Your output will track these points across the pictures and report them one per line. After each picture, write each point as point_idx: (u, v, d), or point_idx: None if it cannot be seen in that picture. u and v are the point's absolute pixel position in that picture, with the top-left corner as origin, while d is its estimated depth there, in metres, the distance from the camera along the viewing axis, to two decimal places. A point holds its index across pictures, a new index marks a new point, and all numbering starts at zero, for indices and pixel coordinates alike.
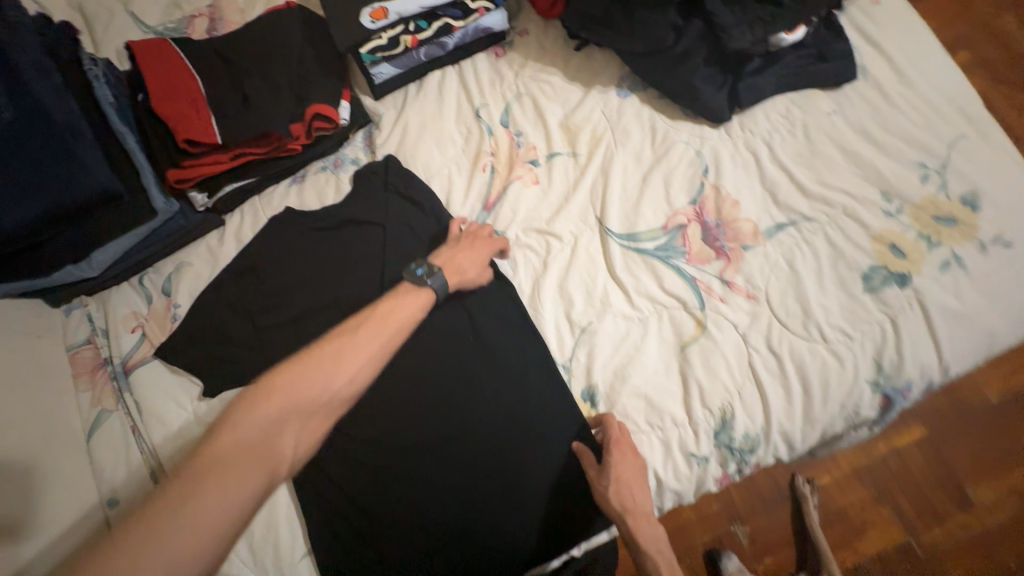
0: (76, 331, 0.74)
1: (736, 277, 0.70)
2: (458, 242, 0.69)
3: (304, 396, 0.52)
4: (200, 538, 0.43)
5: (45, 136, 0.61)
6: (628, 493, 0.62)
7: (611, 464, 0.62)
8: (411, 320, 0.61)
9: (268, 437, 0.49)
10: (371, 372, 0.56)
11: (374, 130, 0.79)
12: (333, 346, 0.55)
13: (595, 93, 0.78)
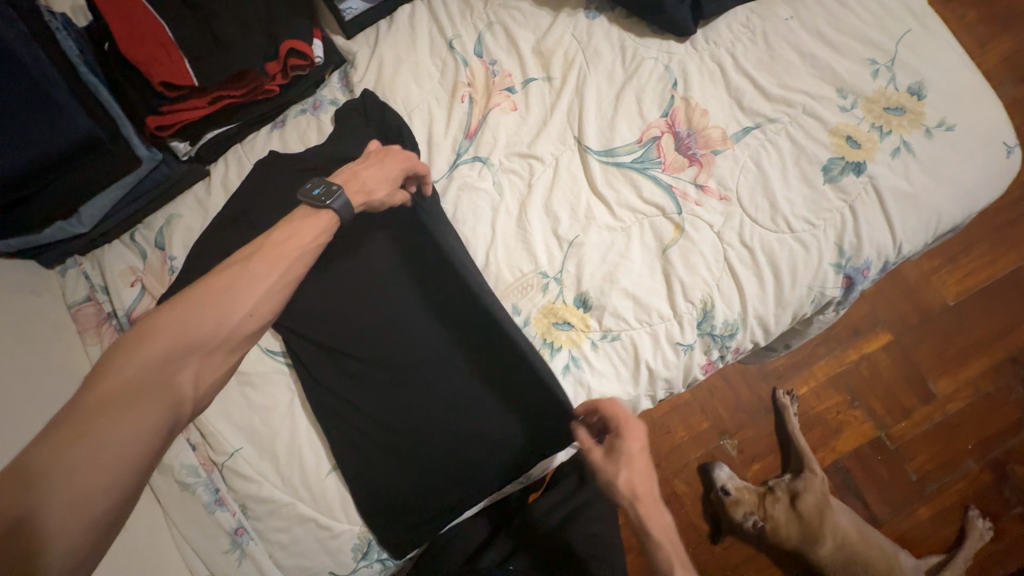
0: (75, 289, 0.75)
1: (709, 181, 0.75)
2: (365, 159, 0.65)
3: (201, 327, 0.46)
4: (86, 493, 0.36)
5: (16, 81, 0.60)
6: (637, 474, 0.57)
7: (624, 449, 0.58)
8: (316, 242, 0.56)
9: (158, 373, 0.43)
10: (277, 299, 0.52)
11: (349, 70, 0.80)
12: (224, 277, 0.50)
13: (565, 17, 0.80)
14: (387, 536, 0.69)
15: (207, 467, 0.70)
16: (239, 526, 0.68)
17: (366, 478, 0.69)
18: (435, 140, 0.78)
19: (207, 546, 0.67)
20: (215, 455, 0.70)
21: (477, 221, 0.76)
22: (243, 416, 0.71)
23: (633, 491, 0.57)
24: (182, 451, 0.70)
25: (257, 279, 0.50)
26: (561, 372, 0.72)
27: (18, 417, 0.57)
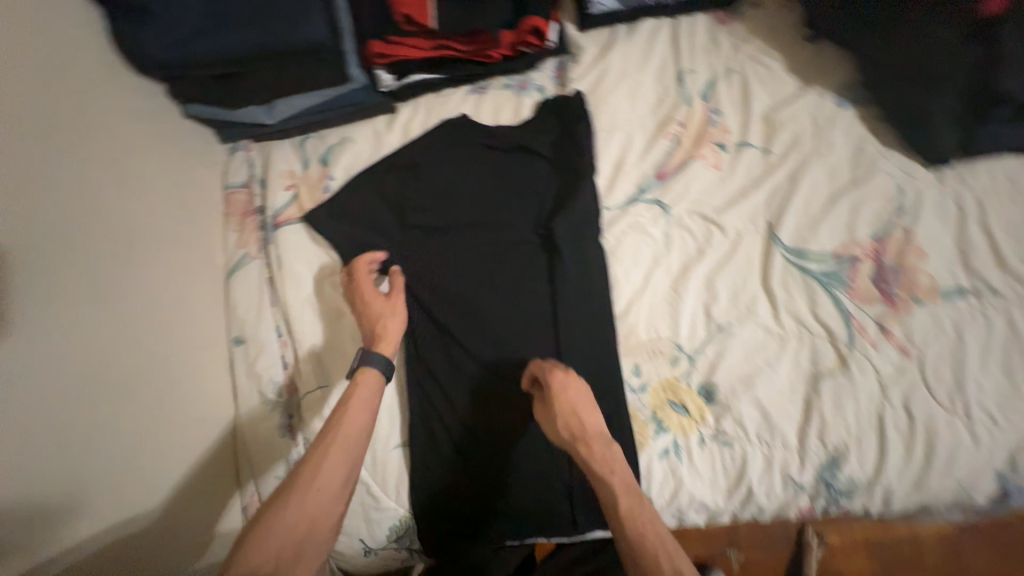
0: (235, 172, 0.76)
1: (896, 327, 0.67)
2: (383, 311, 0.65)
3: (296, 509, 0.51)
4: None
5: None
6: (578, 419, 0.57)
7: (555, 399, 0.59)
8: (372, 398, 0.59)
9: (268, 562, 0.49)
10: (355, 466, 0.56)
11: (568, 63, 0.75)
12: (298, 473, 0.54)
13: (812, 94, 0.72)
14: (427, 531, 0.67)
15: (287, 391, 0.69)
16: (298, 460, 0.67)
17: (432, 467, 0.67)
18: (624, 167, 0.73)
19: (263, 466, 0.67)
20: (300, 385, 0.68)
21: (633, 265, 0.71)
22: (341, 359, 0.69)
23: (575, 438, 0.57)
24: (272, 366, 0.69)
25: (329, 473, 0.53)
26: (659, 455, 0.66)
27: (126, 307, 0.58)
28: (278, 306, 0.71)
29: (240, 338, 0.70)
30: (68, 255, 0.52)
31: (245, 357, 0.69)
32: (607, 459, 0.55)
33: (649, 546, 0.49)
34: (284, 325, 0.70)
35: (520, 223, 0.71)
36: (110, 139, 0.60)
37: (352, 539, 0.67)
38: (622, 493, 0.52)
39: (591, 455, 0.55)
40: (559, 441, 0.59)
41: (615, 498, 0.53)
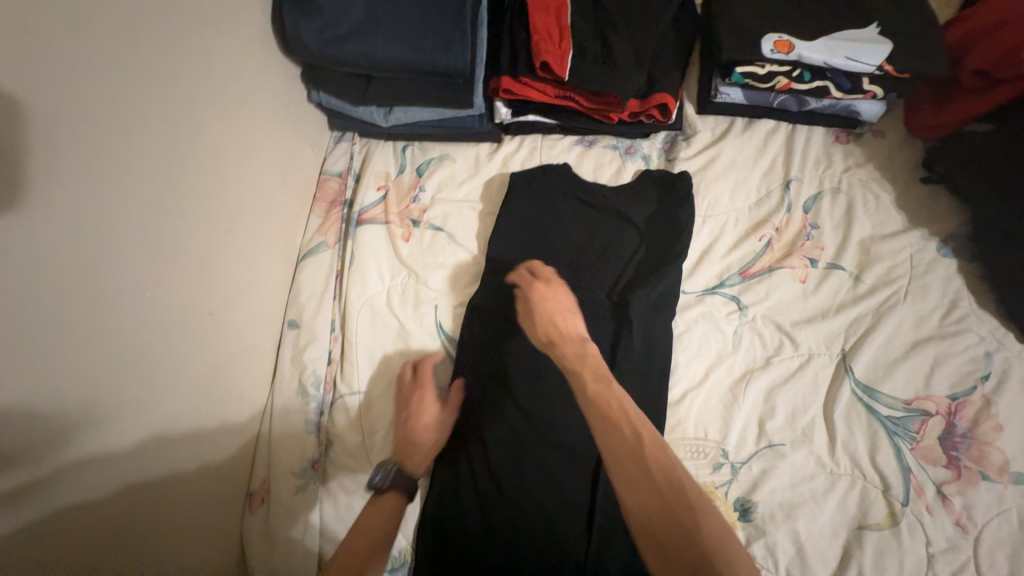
0: (336, 161, 0.79)
1: (956, 497, 0.63)
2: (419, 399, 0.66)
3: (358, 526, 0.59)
4: None
5: (447, 3, 0.63)
6: (557, 319, 0.64)
7: (544, 302, 0.65)
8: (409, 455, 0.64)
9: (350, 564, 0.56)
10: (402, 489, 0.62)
11: (679, 141, 0.76)
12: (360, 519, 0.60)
13: (916, 235, 0.71)
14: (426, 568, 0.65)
15: (326, 387, 0.68)
16: (316, 460, 0.66)
17: (445, 506, 0.65)
18: (709, 257, 0.72)
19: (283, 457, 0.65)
20: (340, 383, 0.68)
21: (696, 356, 0.70)
22: (384, 370, 0.69)
23: (554, 344, 0.63)
24: (319, 358, 0.68)
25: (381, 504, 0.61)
26: None
27: (199, 266, 0.57)
28: (341, 300, 0.71)
29: (293, 322, 0.70)
30: (144, 235, 0.50)
31: (294, 341, 0.69)
32: (580, 354, 0.61)
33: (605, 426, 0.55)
34: (340, 319, 0.71)
35: (595, 284, 0.70)
36: (232, 118, 0.61)
37: None
38: (591, 381, 0.58)
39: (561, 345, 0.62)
40: (531, 334, 0.65)
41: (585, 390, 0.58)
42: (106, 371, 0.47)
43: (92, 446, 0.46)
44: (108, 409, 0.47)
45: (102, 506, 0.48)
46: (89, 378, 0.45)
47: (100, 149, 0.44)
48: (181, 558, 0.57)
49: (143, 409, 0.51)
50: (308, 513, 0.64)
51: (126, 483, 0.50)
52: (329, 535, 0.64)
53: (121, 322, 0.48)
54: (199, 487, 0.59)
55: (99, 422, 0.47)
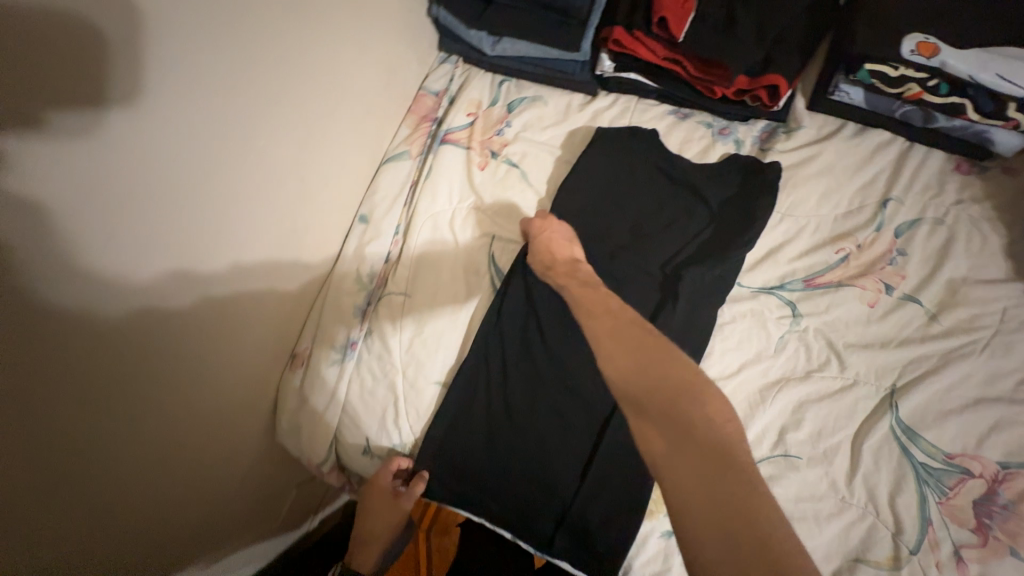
0: (435, 80, 0.82)
1: (974, 564, 0.59)
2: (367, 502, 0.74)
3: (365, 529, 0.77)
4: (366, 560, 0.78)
5: None
6: (551, 251, 0.66)
7: (540, 237, 0.67)
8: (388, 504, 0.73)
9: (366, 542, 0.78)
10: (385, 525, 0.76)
11: (778, 133, 0.72)
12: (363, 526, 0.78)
13: (1018, 289, 0.65)
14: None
15: (378, 282, 0.74)
16: (355, 342, 0.72)
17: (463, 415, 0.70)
18: (776, 256, 0.70)
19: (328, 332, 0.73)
20: (392, 282, 0.74)
21: (734, 348, 0.68)
22: (432, 281, 0.73)
23: (547, 268, 0.65)
24: (378, 255, 0.74)
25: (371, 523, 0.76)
26: (660, 534, 0.63)
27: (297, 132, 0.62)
28: (409, 208, 0.76)
29: (364, 217, 0.76)
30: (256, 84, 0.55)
31: (361, 233, 0.75)
32: (572, 274, 0.63)
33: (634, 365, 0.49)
34: (405, 225, 0.76)
35: (651, 252, 0.70)
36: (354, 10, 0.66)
37: (360, 432, 0.72)
38: (586, 300, 0.58)
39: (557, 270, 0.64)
40: (533, 261, 0.66)
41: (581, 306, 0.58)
42: (215, 203, 0.54)
43: (194, 265, 0.53)
44: (211, 236, 0.54)
45: (189, 318, 0.55)
46: (201, 203, 0.52)
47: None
48: (228, 387, 0.65)
49: (237, 247, 0.58)
50: (337, 388, 0.71)
51: (208, 306, 0.57)
52: (351, 408, 0.72)
53: (232, 163, 0.55)
54: (258, 334, 0.67)
55: (204, 247, 0.54)
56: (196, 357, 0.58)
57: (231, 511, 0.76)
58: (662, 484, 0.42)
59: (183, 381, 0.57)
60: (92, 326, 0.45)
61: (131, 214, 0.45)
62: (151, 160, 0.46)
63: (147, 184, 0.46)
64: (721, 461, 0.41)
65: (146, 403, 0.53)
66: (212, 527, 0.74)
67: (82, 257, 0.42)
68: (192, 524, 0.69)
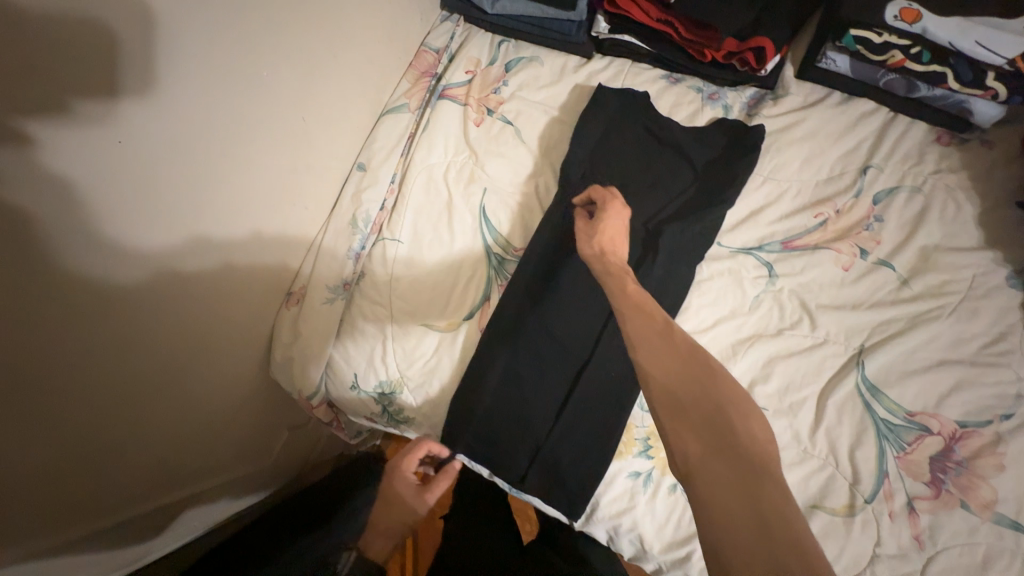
0: (437, 38, 0.85)
1: (925, 514, 0.62)
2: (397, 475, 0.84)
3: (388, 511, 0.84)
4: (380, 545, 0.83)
5: None
6: (612, 238, 0.63)
7: (599, 221, 0.65)
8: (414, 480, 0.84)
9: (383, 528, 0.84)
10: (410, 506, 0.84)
11: (766, 100, 0.75)
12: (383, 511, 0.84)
13: (986, 257, 0.67)
14: (414, 412, 0.76)
15: (373, 229, 0.77)
16: (347, 283, 0.75)
17: (451, 360, 0.73)
18: (756, 218, 0.72)
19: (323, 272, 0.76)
20: (386, 229, 0.77)
21: (710, 305, 0.71)
22: (424, 230, 0.76)
23: (605, 255, 0.61)
24: (373, 201, 0.77)
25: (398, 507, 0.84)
26: (628, 474, 0.67)
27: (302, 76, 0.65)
28: (407, 159, 0.80)
29: (362, 166, 0.79)
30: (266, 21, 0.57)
31: (358, 181, 0.78)
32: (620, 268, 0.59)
33: (675, 370, 0.47)
34: (400, 174, 0.79)
35: (635, 208, 0.73)
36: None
37: (351, 367, 0.76)
38: (632, 293, 0.55)
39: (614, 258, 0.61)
40: (584, 244, 0.63)
41: (625, 298, 0.54)
42: (230, 129, 0.57)
43: (210, 186, 0.57)
44: (225, 165, 0.58)
45: (205, 240, 0.58)
46: (218, 126, 0.55)
47: None
48: (233, 314, 0.68)
49: (246, 175, 0.62)
50: (331, 324, 0.75)
51: (217, 237, 0.60)
52: (343, 343, 0.76)
53: (247, 92, 0.58)
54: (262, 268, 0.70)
55: (218, 168, 0.57)
56: (210, 281, 0.61)
57: (220, 451, 0.80)
58: (691, 486, 0.41)
59: (198, 300, 0.61)
60: (123, 231, 0.48)
61: (160, 127, 0.48)
62: (180, 79, 0.49)
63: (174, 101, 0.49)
64: (752, 486, 0.39)
65: (164, 316, 0.57)
66: (210, 452, 0.77)
67: (119, 172, 0.46)
68: (194, 445, 0.73)
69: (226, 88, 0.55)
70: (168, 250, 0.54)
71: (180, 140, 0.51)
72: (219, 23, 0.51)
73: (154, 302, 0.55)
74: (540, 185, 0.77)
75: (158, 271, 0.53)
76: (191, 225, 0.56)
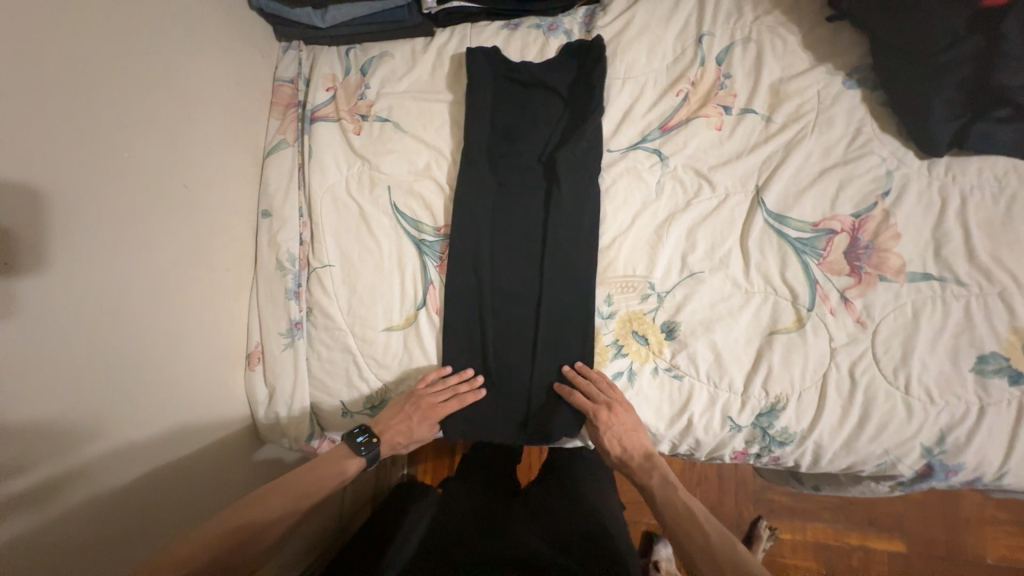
0: (286, 69, 0.88)
1: (857, 299, 0.71)
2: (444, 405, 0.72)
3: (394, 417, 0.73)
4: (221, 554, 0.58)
5: None
6: (629, 441, 0.72)
7: (607, 431, 0.71)
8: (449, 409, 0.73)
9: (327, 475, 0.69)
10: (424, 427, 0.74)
11: (597, 12, 0.82)
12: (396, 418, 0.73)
13: (822, 72, 0.76)
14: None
15: (301, 264, 0.79)
16: (298, 322, 0.78)
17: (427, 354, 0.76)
18: (630, 117, 0.79)
19: (271, 323, 0.78)
20: (313, 259, 0.79)
21: (623, 206, 0.77)
22: (349, 247, 0.78)
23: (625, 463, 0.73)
24: (291, 239, 0.79)
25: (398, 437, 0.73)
26: (613, 376, 0.74)
27: (171, 153, 0.68)
28: (306, 190, 0.81)
29: (266, 213, 0.82)
30: (112, 116, 0.60)
31: (269, 227, 0.81)
32: (648, 470, 0.72)
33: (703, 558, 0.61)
34: (306, 206, 0.80)
35: (525, 151, 0.79)
36: (173, 13, 0.70)
37: (335, 397, 0.78)
38: (659, 492, 0.70)
39: (638, 466, 0.72)
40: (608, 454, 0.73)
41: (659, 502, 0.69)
42: (110, 219, 0.59)
43: (115, 279, 0.60)
44: (129, 262, 0.62)
45: (130, 328, 0.62)
46: (98, 222, 0.58)
47: (50, 29, 0.53)
48: (198, 388, 0.72)
49: (147, 257, 0.64)
50: (298, 366, 0.77)
51: (149, 326, 0.64)
52: (318, 379, 0.78)
53: (115, 183, 0.60)
54: (201, 337, 0.73)
55: (114, 260, 0.60)
56: (148, 365, 0.64)
57: None
58: None
59: (142, 386, 0.63)
60: (36, 348, 0.51)
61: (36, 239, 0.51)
62: (32, 190, 0.51)
63: (38, 212, 0.51)
64: None
65: (124, 407, 0.61)
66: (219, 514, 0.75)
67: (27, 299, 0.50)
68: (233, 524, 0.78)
69: (101, 191, 0.59)
70: (92, 350, 0.57)
71: (60, 246, 0.54)
72: (53, 127, 0.53)
73: (102, 401, 0.58)
74: (436, 163, 0.80)
75: (88, 372, 0.57)
76: (106, 319, 0.59)
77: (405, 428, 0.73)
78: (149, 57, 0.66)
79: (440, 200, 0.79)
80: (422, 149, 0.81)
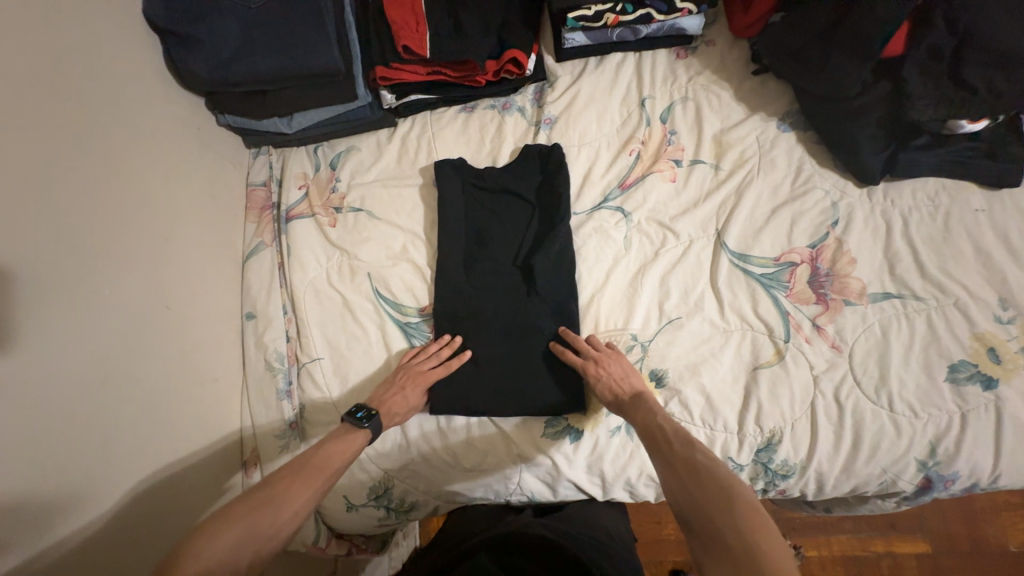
0: (258, 174, 0.92)
1: (828, 325, 0.75)
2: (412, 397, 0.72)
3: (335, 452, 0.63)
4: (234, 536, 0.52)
5: (304, 21, 0.78)
6: (619, 383, 0.70)
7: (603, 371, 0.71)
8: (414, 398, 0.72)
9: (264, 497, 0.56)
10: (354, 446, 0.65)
11: (546, 89, 0.89)
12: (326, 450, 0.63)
13: (757, 119, 0.83)
14: (417, 495, 0.78)
15: (290, 361, 0.80)
16: (292, 421, 0.77)
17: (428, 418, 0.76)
18: (591, 180, 0.84)
19: (265, 425, 0.78)
20: (301, 354, 0.79)
21: (596, 263, 0.81)
22: (336, 338, 0.79)
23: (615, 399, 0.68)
24: (278, 338, 0.81)
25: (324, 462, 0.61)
26: (612, 432, 0.74)
27: (155, 279, 0.70)
28: (288, 287, 0.83)
29: (250, 314, 0.83)
30: (95, 258, 0.63)
31: (254, 328, 0.82)
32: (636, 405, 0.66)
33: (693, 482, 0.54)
34: (290, 302, 0.82)
35: (496, 223, 0.83)
36: (144, 144, 0.73)
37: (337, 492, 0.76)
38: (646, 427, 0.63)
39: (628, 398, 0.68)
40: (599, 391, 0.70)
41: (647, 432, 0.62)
42: (92, 364, 0.59)
43: (106, 418, 0.60)
44: (119, 396, 0.62)
45: (124, 463, 0.62)
46: (87, 365, 0.59)
47: (33, 194, 0.56)
48: (196, 510, 0.70)
49: (135, 389, 0.65)
50: None
51: (143, 457, 0.64)
52: None
53: (101, 323, 0.62)
54: (194, 458, 0.72)
55: (99, 403, 0.60)
56: (140, 503, 0.63)
57: None
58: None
59: (133, 528, 0.62)
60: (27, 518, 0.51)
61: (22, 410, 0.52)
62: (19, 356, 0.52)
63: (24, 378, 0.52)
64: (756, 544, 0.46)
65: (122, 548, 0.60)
66: None
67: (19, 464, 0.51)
68: None
69: (88, 334, 0.60)
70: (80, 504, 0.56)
71: (49, 405, 0.54)
72: (32, 289, 0.54)
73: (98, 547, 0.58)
74: (413, 245, 0.83)
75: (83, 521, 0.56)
76: (96, 462, 0.58)
77: (404, 404, 0.71)
78: (130, 193, 0.69)
79: (419, 280, 0.81)
80: (397, 233, 0.84)
